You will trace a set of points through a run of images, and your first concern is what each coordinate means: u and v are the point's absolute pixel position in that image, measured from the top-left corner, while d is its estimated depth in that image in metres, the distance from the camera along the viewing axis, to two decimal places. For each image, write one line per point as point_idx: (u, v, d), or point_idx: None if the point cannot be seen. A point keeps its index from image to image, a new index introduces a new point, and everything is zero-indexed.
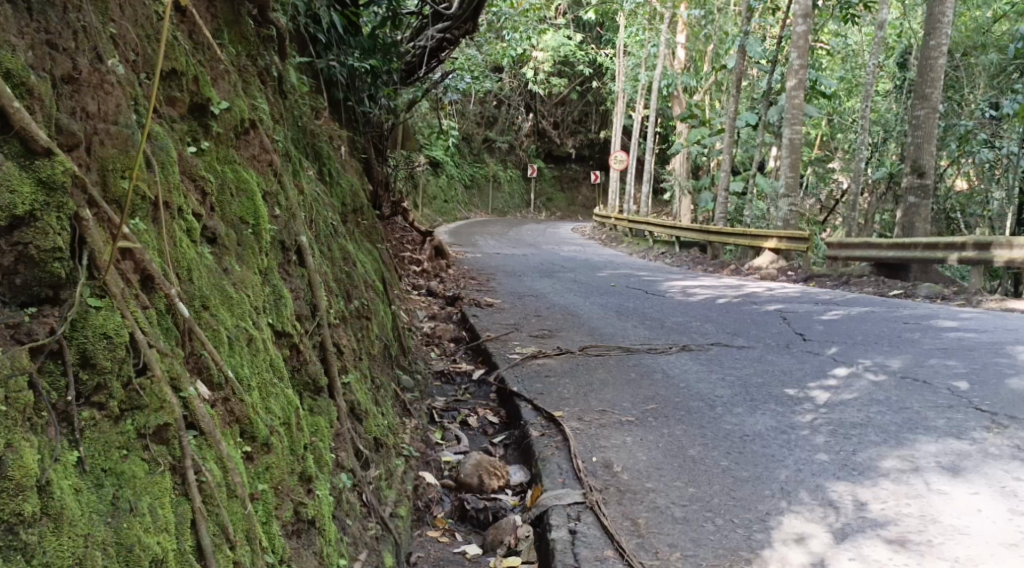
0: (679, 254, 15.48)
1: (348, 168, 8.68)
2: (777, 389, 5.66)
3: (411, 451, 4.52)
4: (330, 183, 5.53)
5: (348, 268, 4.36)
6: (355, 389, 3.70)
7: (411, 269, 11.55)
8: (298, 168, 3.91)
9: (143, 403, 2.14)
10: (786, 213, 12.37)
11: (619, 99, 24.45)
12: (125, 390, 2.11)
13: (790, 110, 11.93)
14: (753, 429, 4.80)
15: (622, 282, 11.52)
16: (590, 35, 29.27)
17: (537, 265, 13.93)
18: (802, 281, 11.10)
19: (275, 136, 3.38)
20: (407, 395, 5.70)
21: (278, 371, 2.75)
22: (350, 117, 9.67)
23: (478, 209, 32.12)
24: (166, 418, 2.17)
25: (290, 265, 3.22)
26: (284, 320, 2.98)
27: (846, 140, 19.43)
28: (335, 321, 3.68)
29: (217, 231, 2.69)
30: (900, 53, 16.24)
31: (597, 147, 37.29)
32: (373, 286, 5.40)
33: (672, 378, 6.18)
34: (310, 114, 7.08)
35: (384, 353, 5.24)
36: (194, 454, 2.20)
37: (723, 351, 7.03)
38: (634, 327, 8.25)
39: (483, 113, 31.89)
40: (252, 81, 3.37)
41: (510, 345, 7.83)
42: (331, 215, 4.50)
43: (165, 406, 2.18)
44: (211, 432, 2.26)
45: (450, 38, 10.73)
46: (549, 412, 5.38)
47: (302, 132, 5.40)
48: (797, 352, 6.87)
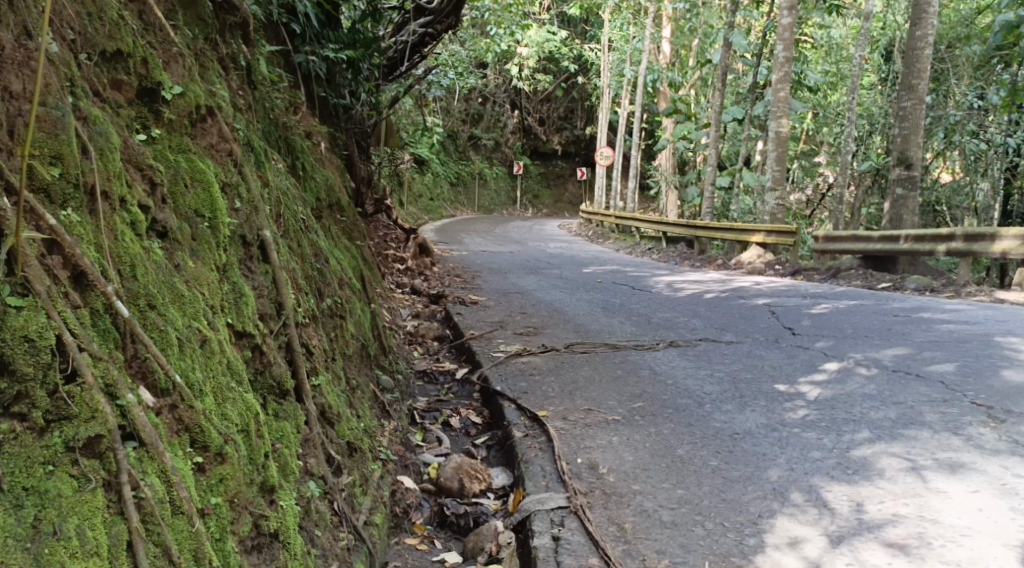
0: (666, 249, 15.33)
1: (327, 164, 8.48)
2: (766, 385, 5.51)
3: (389, 454, 4.34)
4: (303, 178, 5.34)
5: (320, 265, 4.17)
6: (325, 391, 3.51)
7: (395, 267, 11.35)
8: (263, 160, 3.71)
9: (71, 413, 1.95)
10: (773, 207, 12.24)
11: (604, 94, 24.31)
12: (50, 398, 1.93)
13: (775, 102, 11.80)
14: (743, 426, 4.64)
15: (609, 278, 11.36)
16: (574, 30, 29.12)
17: (522, 261, 13.76)
18: (790, 275, 10.97)
19: (236, 124, 3.19)
20: (387, 395, 5.52)
21: (236, 376, 2.57)
22: (330, 113, 9.45)
23: (464, 207, 31.91)
24: (98, 430, 1.97)
25: (252, 260, 3.03)
26: (244, 320, 2.79)
27: (832, 133, 19.35)
28: (303, 320, 3.49)
29: (167, 224, 2.50)
30: (885, 46, 16.15)
31: (583, 143, 37.16)
32: (348, 284, 5.21)
33: (659, 375, 6.02)
34: (285, 110, 6.88)
35: (361, 352, 5.05)
36: (132, 468, 2.01)
37: (711, 347, 6.87)
38: (621, 323, 8.09)
39: (467, 110, 31.71)
40: (211, 67, 3.19)
41: (494, 342, 7.65)
42: (301, 209, 4.31)
43: (98, 416, 1.98)
44: (154, 442, 2.07)
45: (432, 33, 10.56)
46: (533, 412, 5.21)
47: (274, 125, 5.21)
48: (787, 346, 6.72)
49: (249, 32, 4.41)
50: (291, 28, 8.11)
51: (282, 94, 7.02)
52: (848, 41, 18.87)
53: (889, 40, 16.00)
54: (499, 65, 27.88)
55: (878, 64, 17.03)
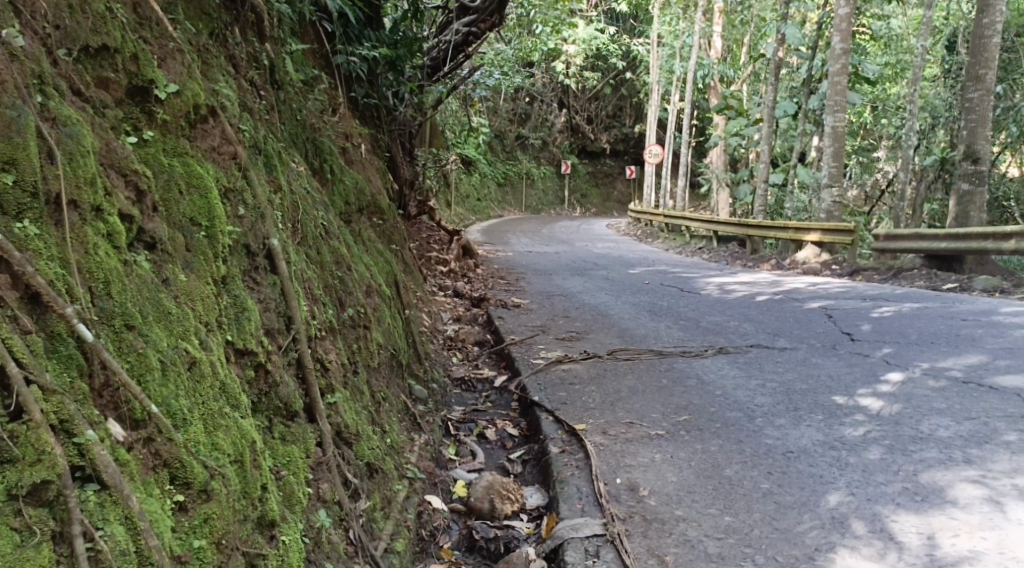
0: (717, 249, 14.90)
1: (367, 166, 8.29)
2: (824, 397, 5.16)
3: (416, 472, 4.10)
4: (330, 180, 5.14)
5: (342, 272, 3.95)
6: (343, 409, 3.28)
7: (438, 269, 11.14)
8: (277, 164, 3.52)
9: (15, 456, 1.80)
10: (828, 205, 11.77)
11: (653, 91, 23.86)
12: None
13: (831, 96, 11.32)
14: (797, 444, 4.32)
15: (656, 280, 11.02)
16: (623, 27, 28.71)
17: (568, 262, 13.45)
18: (847, 275, 10.51)
19: (243, 125, 3.01)
20: (419, 406, 5.29)
21: (234, 401, 2.37)
22: (372, 114, 9.25)
23: (512, 207, 31.70)
24: (45, 474, 1.81)
25: (258, 270, 2.83)
26: (247, 336, 2.58)
27: (891, 128, 18.71)
28: (318, 333, 3.27)
29: (155, 234, 2.33)
30: (947, 36, 15.52)
31: (632, 142, 36.69)
32: (378, 290, 4.99)
33: (707, 385, 5.70)
34: (319, 112, 6.69)
35: (391, 363, 4.82)
36: (87, 514, 1.84)
37: (763, 354, 6.53)
38: (668, 328, 7.76)
39: (515, 110, 31.57)
40: (214, 65, 3.02)
41: (536, 348, 7.39)
42: (322, 213, 4.09)
43: (46, 459, 1.82)
44: (116, 481, 1.91)
45: (476, 32, 10.32)
46: (571, 425, 4.93)
47: (300, 127, 5.01)
48: (845, 353, 6.34)
49: (265, 28, 4.19)
50: (328, 28, 7.97)
51: (316, 96, 6.84)
52: (908, 33, 18.22)
53: (952, 30, 15.36)
54: (547, 63, 27.58)
55: (940, 56, 16.37)
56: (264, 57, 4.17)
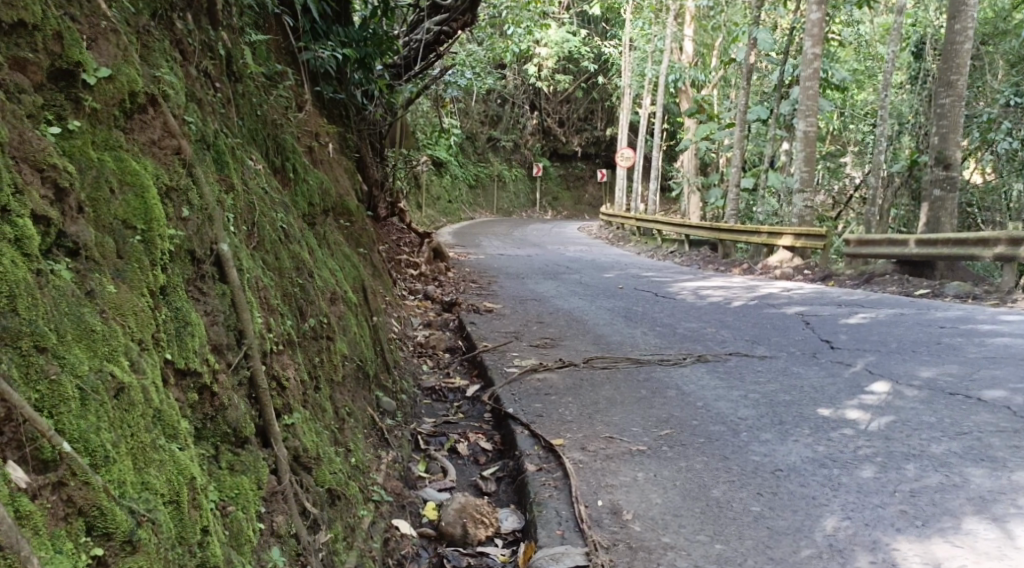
0: (689, 253, 14.71)
1: (335, 166, 7.99)
2: (809, 409, 4.94)
3: (383, 494, 3.82)
4: (291, 179, 4.84)
5: (303, 279, 3.64)
6: (302, 431, 2.99)
7: (408, 273, 10.84)
8: (230, 161, 3.22)
9: None
10: (800, 210, 11.60)
11: (625, 94, 23.69)
12: None
13: (803, 102, 11.07)
14: (787, 461, 4.08)
15: (630, 284, 10.80)
16: (594, 30, 28.54)
17: (541, 266, 13.19)
18: (820, 280, 10.34)
19: (189, 116, 2.71)
20: (387, 419, 5.01)
21: (170, 431, 2.08)
22: (341, 113, 8.93)
23: (483, 209, 31.39)
24: None
25: (206, 278, 2.52)
26: (190, 354, 2.29)
27: (860, 134, 18.67)
28: (275, 346, 2.98)
29: (79, 239, 2.06)
30: (914, 43, 15.49)
31: (603, 145, 36.52)
32: (342, 296, 4.70)
33: (687, 396, 5.45)
34: (280, 110, 6.36)
35: (357, 375, 4.53)
36: None
37: (743, 362, 6.30)
38: (644, 334, 7.52)
39: (486, 112, 31.35)
40: (156, 48, 2.71)
41: (508, 355, 7.11)
42: (281, 214, 3.79)
43: None
44: (13, 538, 1.65)
45: (448, 31, 10.01)
46: (548, 440, 4.67)
47: (259, 123, 4.70)
48: (826, 362, 6.14)
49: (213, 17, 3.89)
50: (294, 23, 7.67)
51: (277, 94, 6.51)
52: (876, 39, 18.18)
53: (919, 37, 15.30)
54: (518, 65, 27.31)
55: (908, 63, 16.33)
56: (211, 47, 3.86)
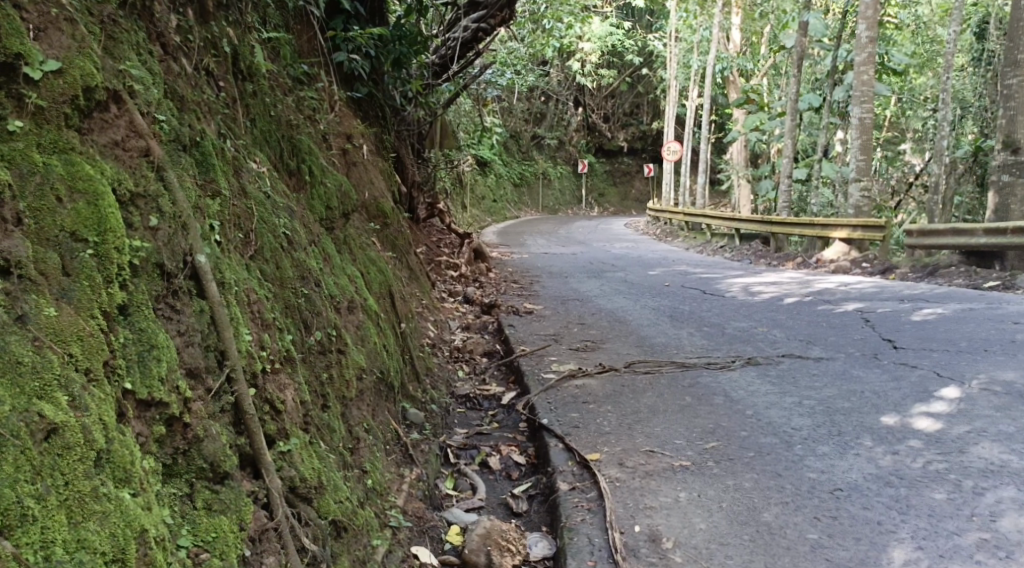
0: (740, 247, 14.21)
1: (370, 168, 7.76)
2: (870, 417, 4.55)
3: (401, 519, 3.57)
4: (305, 181, 4.58)
5: (308, 289, 3.37)
6: (299, 458, 2.70)
7: (448, 274, 10.57)
8: (221, 163, 2.96)
9: None
10: (857, 200, 11.06)
11: (671, 87, 23.12)
12: None
13: (858, 87, 10.53)
14: (846, 479, 3.79)
15: (678, 281, 10.41)
16: (639, 22, 27.97)
17: (586, 264, 12.83)
18: (879, 274, 9.84)
19: (160, 114, 2.48)
20: (413, 432, 4.73)
21: (121, 474, 1.89)
22: (377, 113, 8.69)
23: (529, 208, 31.11)
24: None
25: (179, 292, 2.27)
26: (153, 382, 2.06)
27: (919, 120, 17.94)
28: (270, 365, 2.72)
29: (11, 255, 1.89)
30: (977, 23, 14.75)
31: (649, 138, 35.90)
32: (363, 305, 4.44)
33: (736, 403, 5.09)
34: (303, 111, 6.13)
35: (377, 388, 4.27)
36: None
37: (797, 365, 5.91)
38: (690, 335, 7.16)
39: (530, 110, 31.09)
40: (124, 39, 2.49)
41: (546, 360, 6.79)
42: (284, 217, 3.52)
43: None
44: None
45: (487, 28, 9.70)
46: (583, 455, 4.36)
47: (272, 123, 4.46)
48: (889, 364, 5.72)
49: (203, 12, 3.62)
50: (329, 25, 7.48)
51: (302, 96, 6.28)
52: (935, 21, 17.43)
53: (982, 17, 14.59)
54: (562, 61, 26.90)
55: (971, 44, 15.59)
56: (204, 43, 3.61)
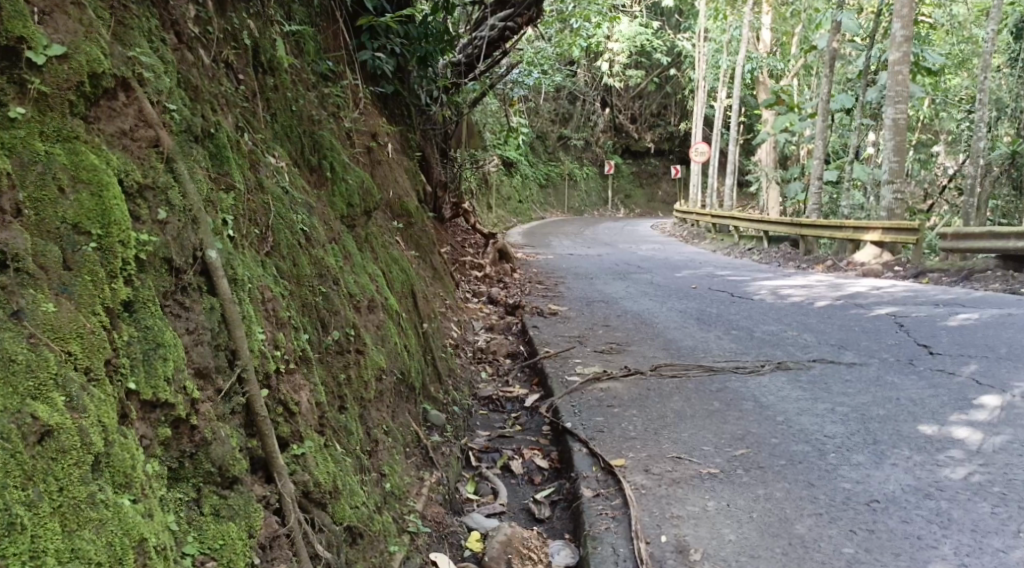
0: (769, 249, 13.99)
1: (394, 166, 7.68)
2: (907, 426, 4.39)
3: (420, 525, 3.47)
4: (326, 177, 4.50)
5: (326, 287, 3.28)
6: (315, 462, 2.61)
7: (472, 275, 10.48)
8: (236, 155, 2.87)
9: None
10: (889, 202, 10.81)
11: (699, 88, 22.88)
12: None
13: (891, 87, 10.30)
14: (883, 490, 3.65)
15: (705, 283, 10.25)
16: (668, 22, 27.72)
17: (611, 265, 12.69)
18: (912, 278, 9.62)
19: (171, 103, 2.41)
20: (434, 435, 4.64)
21: (121, 479, 1.83)
22: (403, 112, 8.63)
23: (554, 209, 30.98)
24: None
25: (188, 288, 2.19)
26: (158, 382, 1.99)
27: (953, 122, 17.60)
28: (285, 366, 2.63)
29: (9, 247, 1.83)
30: (1015, 23, 14.41)
31: (677, 140, 35.63)
32: (384, 305, 4.35)
33: (766, 409, 4.93)
34: (327, 108, 6.06)
35: (397, 389, 4.17)
36: None
37: (828, 370, 5.73)
38: (718, 338, 7.01)
39: (557, 110, 30.97)
40: (136, 25, 2.43)
41: (571, 362, 6.67)
42: (303, 212, 3.43)
43: None
44: None
45: (513, 27, 9.60)
46: (608, 460, 4.24)
47: (294, 119, 4.39)
48: (924, 371, 5.55)
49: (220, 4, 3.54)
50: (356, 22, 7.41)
51: (326, 92, 6.22)
52: (971, 22, 17.07)
53: (1019, 17, 14.25)
54: (589, 61, 26.73)
55: (1007, 45, 15.25)
56: (221, 35, 3.53)
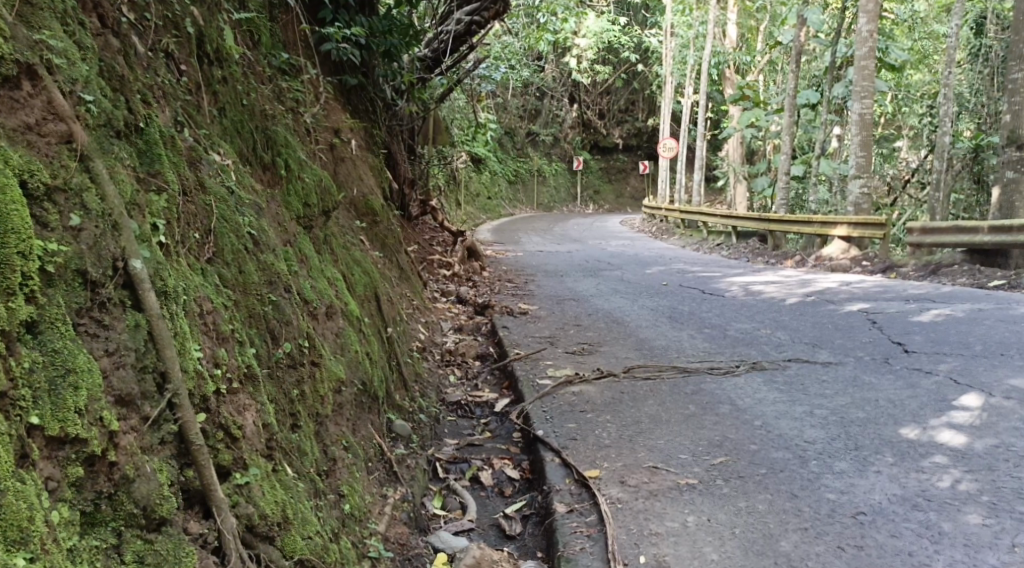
0: (737, 245, 13.88)
1: (359, 163, 7.42)
2: (889, 429, 4.22)
3: (382, 549, 3.25)
4: (279, 176, 4.23)
5: (276, 294, 3.02)
6: (263, 490, 2.36)
7: (441, 273, 10.24)
8: (168, 151, 2.60)
9: None
10: (857, 197, 10.68)
11: (667, 83, 22.75)
12: None
13: (858, 81, 10.16)
14: (869, 500, 3.47)
15: (676, 280, 10.07)
16: (634, 18, 27.58)
17: (581, 262, 12.49)
18: (880, 273, 9.50)
19: (87, 94, 2.16)
20: (400, 446, 4.39)
21: (16, 535, 1.60)
22: (367, 107, 8.35)
23: (524, 205, 30.82)
24: None
25: (108, 304, 1.94)
26: (67, 415, 1.76)
27: (916, 117, 17.59)
28: (228, 386, 2.39)
29: None
30: (977, 17, 14.34)
31: (645, 135, 35.50)
32: (344, 311, 4.09)
33: (743, 412, 4.73)
34: (284, 103, 5.78)
35: (358, 400, 3.92)
36: None
37: (805, 371, 5.56)
38: (691, 338, 6.82)
39: (525, 106, 30.79)
40: (46, 5, 2.17)
41: (541, 364, 6.45)
42: (251, 212, 3.16)
43: None
44: None
45: (480, 22, 9.28)
46: (582, 471, 4.02)
47: (244, 113, 4.13)
48: (902, 369, 5.39)
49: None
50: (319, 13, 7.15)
51: (284, 86, 5.94)
52: (932, 17, 17.03)
53: (982, 12, 14.19)
54: (556, 57, 26.53)
55: (969, 39, 15.20)
56: (155, 22, 3.25)
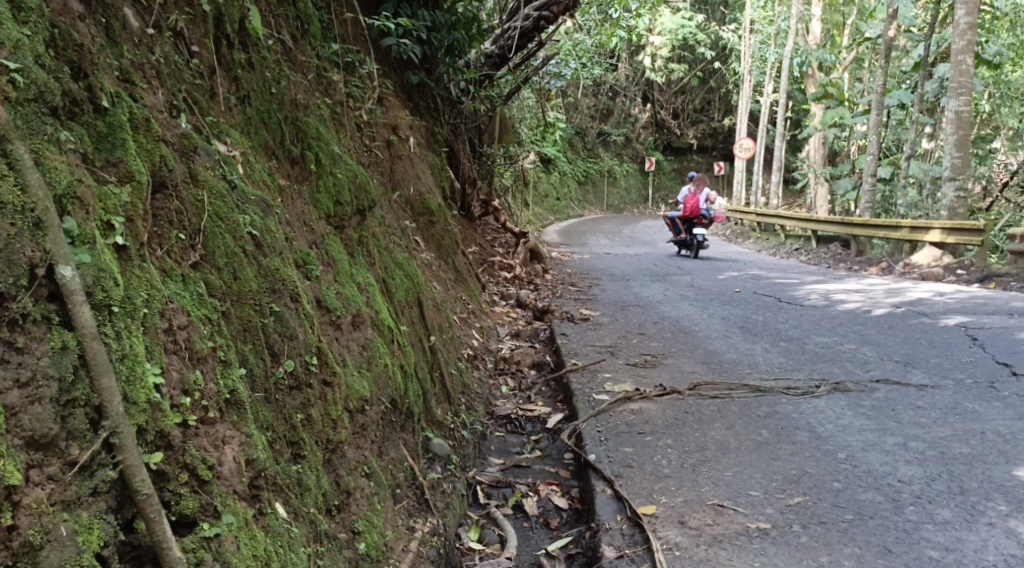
0: (817, 250, 13.13)
1: (417, 162, 7.03)
2: (1001, 470, 3.65)
3: None
4: (307, 170, 3.86)
5: (278, 304, 2.61)
6: (237, 542, 1.97)
7: (501, 276, 9.80)
8: (140, 135, 2.26)
9: None
10: (950, 200, 9.79)
11: (744, 82, 21.88)
12: None
13: (956, 77, 9.35)
14: (981, 563, 2.96)
15: (749, 287, 9.45)
16: (711, 15, 26.74)
17: (649, 266, 11.92)
18: (976, 283, 8.74)
19: (10, 62, 1.88)
20: (436, 469, 3.93)
21: None
22: (428, 104, 7.99)
23: (593, 206, 30.16)
24: None
25: (25, 320, 1.72)
26: None
27: (1014, 118, 16.50)
28: (198, 419, 2.02)
29: None
30: None
31: (720, 136, 34.55)
32: (374, 321, 3.69)
33: (824, 441, 4.19)
34: (332, 94, 5.41)
35: (386, 419, 3.49)
36: None
37: (896, 394, 4.96)
38: (765, 351, 6.26)
39: (596, 105, 29.54)
40: None
41: (600, 376, 5.96)
42: (257, 206, 2.79)
43: None
44: None
45: (549, 17, 8.74)
46: (637, 508, 3.54)
47: (272, 101, 3.77)
48: (1010, 397, 4.76)
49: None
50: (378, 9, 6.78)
51: (335, 78, 5.58)
52: None
53: None
54: (630, 55, 25.78)
55: None
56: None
